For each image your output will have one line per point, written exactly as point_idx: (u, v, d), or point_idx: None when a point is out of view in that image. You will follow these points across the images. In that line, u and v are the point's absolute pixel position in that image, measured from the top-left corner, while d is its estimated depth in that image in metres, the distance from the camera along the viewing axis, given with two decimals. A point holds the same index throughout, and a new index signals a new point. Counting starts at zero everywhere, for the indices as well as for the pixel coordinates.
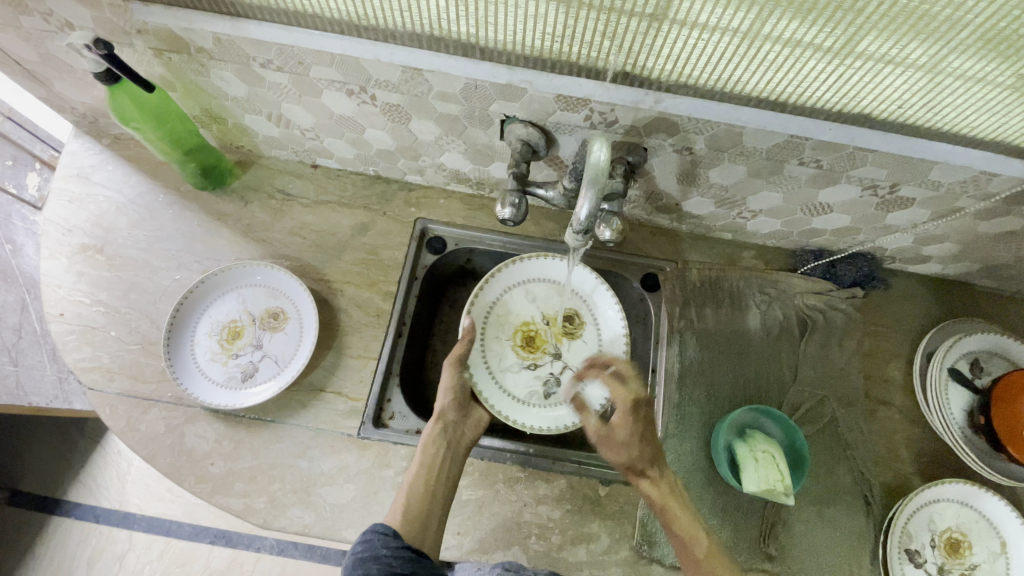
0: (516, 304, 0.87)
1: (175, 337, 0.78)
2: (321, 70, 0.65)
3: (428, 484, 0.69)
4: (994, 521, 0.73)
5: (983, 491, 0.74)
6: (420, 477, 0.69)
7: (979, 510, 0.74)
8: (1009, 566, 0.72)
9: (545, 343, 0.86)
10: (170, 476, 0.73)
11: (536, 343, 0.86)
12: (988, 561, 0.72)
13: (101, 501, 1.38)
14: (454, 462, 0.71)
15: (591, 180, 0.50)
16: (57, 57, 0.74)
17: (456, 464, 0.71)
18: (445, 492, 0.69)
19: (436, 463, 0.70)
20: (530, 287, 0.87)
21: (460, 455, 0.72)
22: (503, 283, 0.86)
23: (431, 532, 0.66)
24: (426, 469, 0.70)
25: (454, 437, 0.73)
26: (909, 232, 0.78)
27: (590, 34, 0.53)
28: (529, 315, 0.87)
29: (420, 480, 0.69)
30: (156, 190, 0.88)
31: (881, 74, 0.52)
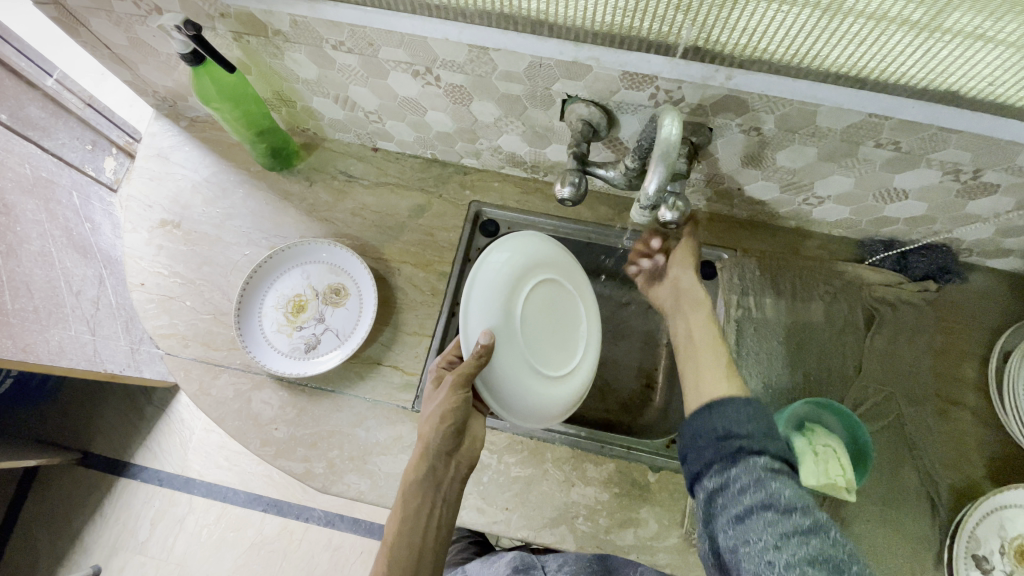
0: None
1: (245, 307, 0.82)
2: (390, 51, 0.66)
3: (415, 541, 0.66)
4: None
5: None
6: (405, 533, 0.66)
7: None
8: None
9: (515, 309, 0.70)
10: (238, 437, 0.78)
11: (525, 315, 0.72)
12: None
13: (164, 466, 1.49)
14: (441, 503, 0.68)
15: (661, 155, 0.50)
16: (144, 40, 0.79)
17: (445, 507, 0.68)
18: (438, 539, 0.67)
19: (422, 515, 0.67)
20: (509, 261, 0.71)
21: (451, 494, 0.68)
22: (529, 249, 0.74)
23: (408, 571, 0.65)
24: (412, 522, 0.67)
25: (445, 472, 0.68)
26: (992, 222, 0.73)
27: (663, 9, 0.52)
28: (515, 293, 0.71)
29: (404, 542, 0.66)
30: (228, 170, 0.93)
31: (973, 50, 0.49)
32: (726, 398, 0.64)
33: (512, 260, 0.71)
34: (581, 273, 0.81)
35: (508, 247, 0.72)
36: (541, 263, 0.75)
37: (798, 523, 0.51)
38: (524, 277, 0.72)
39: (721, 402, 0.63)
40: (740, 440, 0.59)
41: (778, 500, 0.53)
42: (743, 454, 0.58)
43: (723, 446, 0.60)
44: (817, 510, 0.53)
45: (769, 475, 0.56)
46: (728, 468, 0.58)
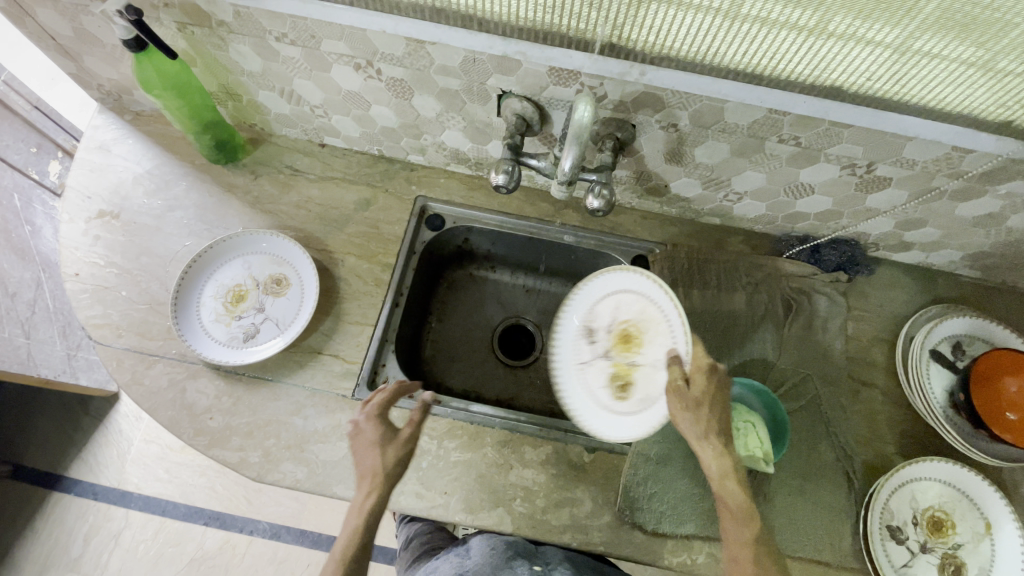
0: (662, 309, 0.76)
1: (183, 297, 0.82)
2: (331, 43, 0.69)
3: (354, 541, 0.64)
4: (975, 502, 0.74)
5: (971, 474, 0.75)
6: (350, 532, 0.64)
7: (962, 491, 0.75)
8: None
9: (630, 350, 0.79)
10: (170, 428, 0.76)
11: (628, 343, 0.79)
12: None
13: (99, 480, 1.41)
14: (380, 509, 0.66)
15: (575, 138, 0.54)
16: (88, 30, 0.80)
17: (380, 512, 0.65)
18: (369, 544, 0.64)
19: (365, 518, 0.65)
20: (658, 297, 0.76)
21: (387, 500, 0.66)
22: (620, 277, 0.80)
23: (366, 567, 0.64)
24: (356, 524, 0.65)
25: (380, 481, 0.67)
26: (890, 215, 0.81)
27: (578, 6, 0.57)
28: (648, 321, 0.78)
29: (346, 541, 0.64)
30: (172, 163, 0.93)
31: (848, 48, 0.56)
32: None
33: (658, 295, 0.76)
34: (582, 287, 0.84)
35: (618, 276, 0.81)
36: (612, 290, 0.82)
37: None
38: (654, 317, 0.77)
39: None
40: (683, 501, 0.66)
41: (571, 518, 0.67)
42: None
43: None
44: None
45: None
46: None
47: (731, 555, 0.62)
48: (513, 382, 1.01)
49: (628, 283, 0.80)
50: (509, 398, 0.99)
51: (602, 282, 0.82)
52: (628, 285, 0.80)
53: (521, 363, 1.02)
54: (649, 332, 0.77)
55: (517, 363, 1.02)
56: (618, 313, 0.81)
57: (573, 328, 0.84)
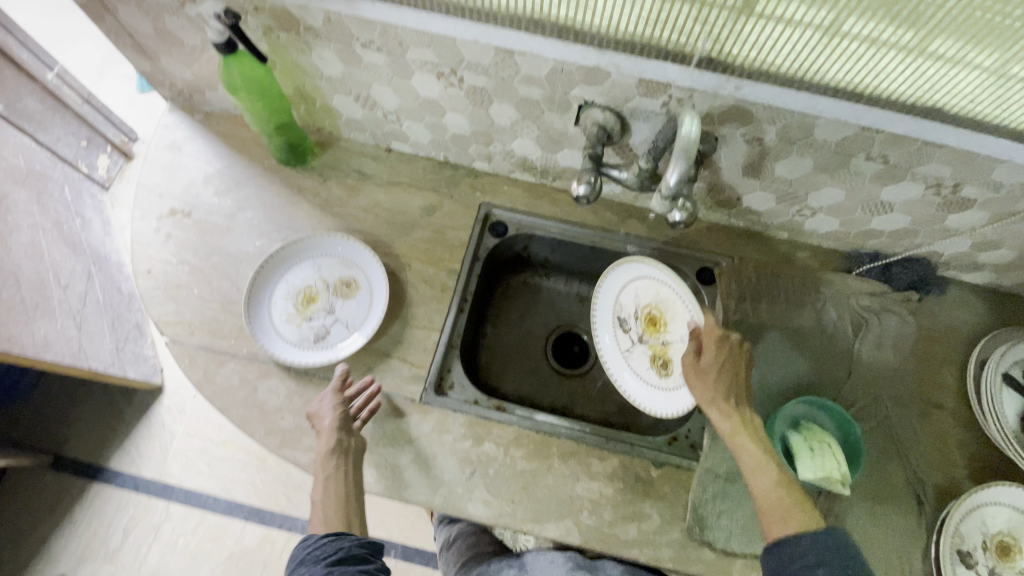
0: (676, 289, 0.86)
1: (255, 296, 0.83)
2: (418, 51, 0.70)
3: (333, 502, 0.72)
4: None
5: None
6: (328, 494, 0.72)
7: None
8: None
9: (660, 332, 0.87)
10: (242, 427, 0.77)
11: (657, 323, 0.88)
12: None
13: (142, 471, 1.44)
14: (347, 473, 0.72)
15: (682, 151, 0.53)
16: (172, 32, 0.82)
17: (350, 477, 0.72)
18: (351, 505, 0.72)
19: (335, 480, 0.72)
20: (670, 284, 0.87)
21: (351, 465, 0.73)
22: (633, 262, 0.88)
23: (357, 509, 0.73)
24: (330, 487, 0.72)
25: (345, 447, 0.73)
26: (968, 236, 0.80)
27: (683, 20, 0.57)
28: (669, 303, 0.87)
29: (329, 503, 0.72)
30: (241, 163, 0.94)
31: (954, 72, 0.55)
32: (790, 537, 0.63)
33: (662, 271, 0.87)
34: (609, 272, 0.89)
35: (639, 261, 0.88)
36: (641, 276, 0.89)
37: None
38: (678, 292, 0.86)
39: (788, 541, 0.63)
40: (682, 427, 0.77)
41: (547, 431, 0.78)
42: None
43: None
44: None
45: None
46: None
47: (767, 519, 0.66)
48: (567, 391, 1.00)
49: (657, 268, 0.87)
50: (563, 406, 0.99)
51: (630, 270, 0.89)
52: (637, 274, 0.89)
53: (576, 372, 1.02)
54: (673, 317, 0.86)
55: (571, 371, 1.02)
56: (637, 297, 0.89)
57: (608, 317, 0.89)
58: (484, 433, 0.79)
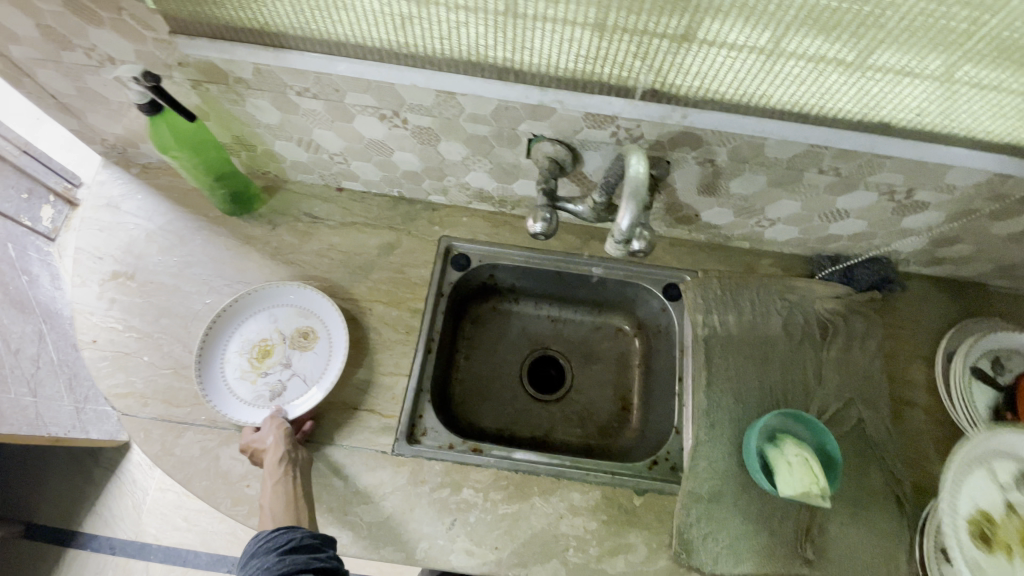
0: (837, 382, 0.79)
1: (207, 354, 0.79)
2: (356, 96, 0.67)
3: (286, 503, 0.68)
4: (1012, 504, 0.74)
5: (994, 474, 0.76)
6: (277, 499, 0.68)
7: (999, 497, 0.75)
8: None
9: None
10: (207, 499, 0.74)
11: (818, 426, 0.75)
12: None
13: (116, 533, 1.38)
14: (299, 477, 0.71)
15: (632, 191, 0.51)
16: (95, 90, 0.77)
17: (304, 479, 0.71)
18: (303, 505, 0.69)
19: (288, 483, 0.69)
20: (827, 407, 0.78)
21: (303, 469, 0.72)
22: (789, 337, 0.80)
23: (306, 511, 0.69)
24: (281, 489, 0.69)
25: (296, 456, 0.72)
26: (924, 235, 0.80)
27: (622, 56, 0.56)
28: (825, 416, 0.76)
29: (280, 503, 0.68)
30: (185, 216, 0.90)
31: (900, 85, 0.55)
32: None
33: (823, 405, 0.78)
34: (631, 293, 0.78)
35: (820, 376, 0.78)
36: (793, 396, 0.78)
37: None
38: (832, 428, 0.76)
39: None
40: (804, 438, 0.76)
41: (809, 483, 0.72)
42: None
43: None
44: None
45: None
46: None
47: None
48: (545, 416, 0.98)
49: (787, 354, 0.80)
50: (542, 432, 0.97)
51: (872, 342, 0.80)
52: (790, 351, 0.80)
53: (552, 399, 0.99)
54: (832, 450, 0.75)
55: (548, 397, 1.00)
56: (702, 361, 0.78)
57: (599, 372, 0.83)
58: (461, 479, 0.77)
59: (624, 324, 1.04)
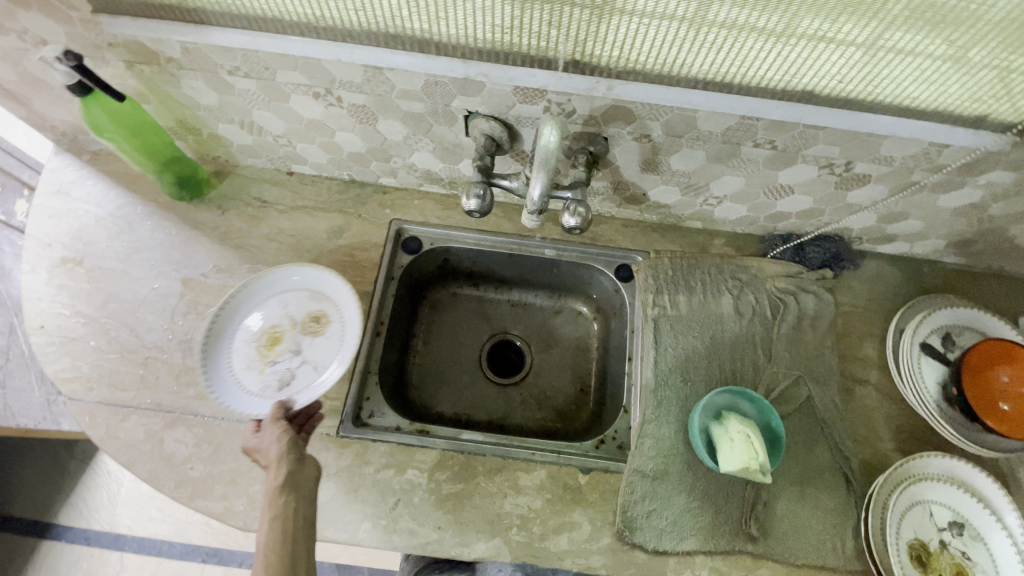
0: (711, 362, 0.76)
1: (210, 345, 0.76)
2: (287, 74, 0.67)
3: (285, 539, 0.59)
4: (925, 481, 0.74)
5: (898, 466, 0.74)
6: (276, 535, 0.59)
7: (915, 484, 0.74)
8: (993, 550, 0.71)
9: None
10: (150, 481, 0.74)
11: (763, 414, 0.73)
12: (966, 545, 0.71)
13: (91, 524, 1.38)
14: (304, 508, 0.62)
15: (542, 162, 0.52)
16: (33, 74, 0.77)
17: (308, 509, 0.63)
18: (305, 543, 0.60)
19: (290, 515, 0.61)
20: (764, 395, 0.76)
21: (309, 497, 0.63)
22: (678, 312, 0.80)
23: (308, 532, 0.61)
24: (283, 523, 0.60)
25: (302, 478, 0.64)
26: (872, 210, 0.80)
27: (537, 25, 0.55)
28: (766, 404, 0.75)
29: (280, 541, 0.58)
30: (135, 202, 0.90)
31: (818, 50, 0.54)
32: None
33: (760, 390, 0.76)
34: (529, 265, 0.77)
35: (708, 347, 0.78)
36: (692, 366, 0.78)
37: None
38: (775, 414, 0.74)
39: None
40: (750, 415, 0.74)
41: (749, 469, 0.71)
42: None
43: None
44: None
45: None
46: None
47: None
48: (503, 400, 0.95)
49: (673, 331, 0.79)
50: (500, 416, 0.94)
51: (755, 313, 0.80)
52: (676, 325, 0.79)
53: (512, 380, 0.97)
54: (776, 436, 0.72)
55: (506, 379, 0.98)
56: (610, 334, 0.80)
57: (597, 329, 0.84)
58: (406, 460, 0.77)
59: (584, 307, 1.01)
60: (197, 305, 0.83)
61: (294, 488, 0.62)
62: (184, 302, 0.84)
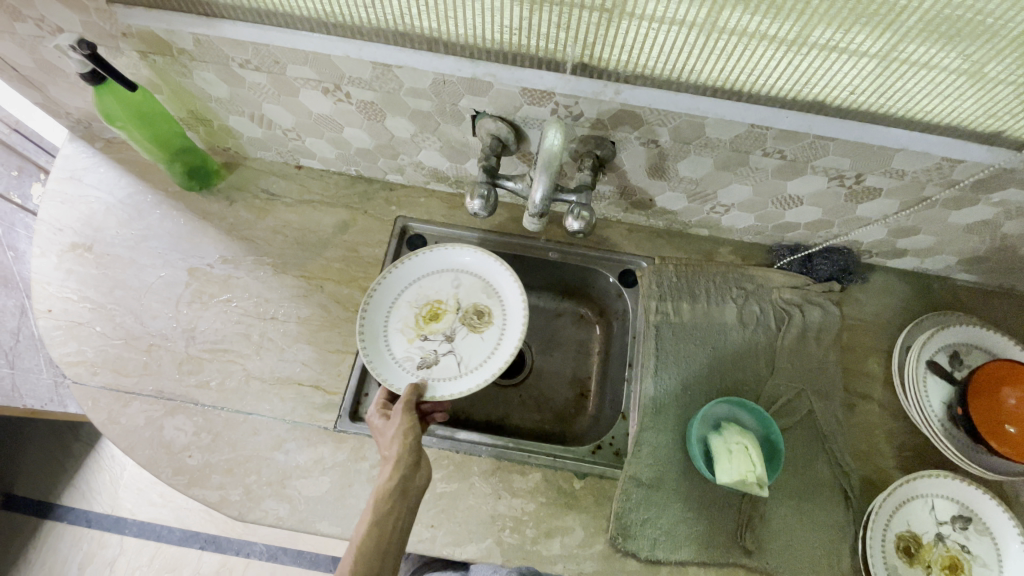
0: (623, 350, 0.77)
1: (378, 296, 0.81)
2: (296, 69, 0.67)
3: (382, 541, 0.60)
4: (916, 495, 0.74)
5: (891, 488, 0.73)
6: (373, 537, 0.60)
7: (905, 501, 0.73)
8: (996, 543, 0.70)
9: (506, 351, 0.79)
10: (149, 467, 0.74)
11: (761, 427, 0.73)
12: (968, 539, 0.71)
13: (93, 506, 1.40)
14: (406, 510, 0.63)
15: (544, 164, 0.52)
16: (49, 61, 0.78)
17: (409, 513, 0.64)
18: (398, 545, 0.62)
19: (391, 518, 0.62)
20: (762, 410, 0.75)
21: (414, 503, 0.64)
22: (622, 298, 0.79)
23: (401, 541, 0.62)
24: (381, 526, 0.61)
25: (413, 484, 0.64)
26: (882, 224, 0.78)
27: (546, 27, 0.55)
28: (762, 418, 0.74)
29: (376, 540, 0.60)
30: (145, 191, 0.91)
31: (830, 61, 0.53)
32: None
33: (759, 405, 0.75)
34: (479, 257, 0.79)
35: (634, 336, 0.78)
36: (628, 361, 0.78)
37: None
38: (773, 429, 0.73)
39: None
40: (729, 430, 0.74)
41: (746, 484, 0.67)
42: None
43: None
44: None
45: None
46: None
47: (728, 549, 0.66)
48: (501, 401, 0.95)
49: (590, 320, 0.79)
50: (498, 417, 0.94)
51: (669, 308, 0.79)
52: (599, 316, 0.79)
53: (512, 381, 0.96)
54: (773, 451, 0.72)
55: (506, 380, 0.97)
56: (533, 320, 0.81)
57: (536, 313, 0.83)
58: None
59: (587, 311, 0.99)
60: (202, 295, 0.84)
61: (404, 494, 0.64)
62: (189, 292, 0.84)
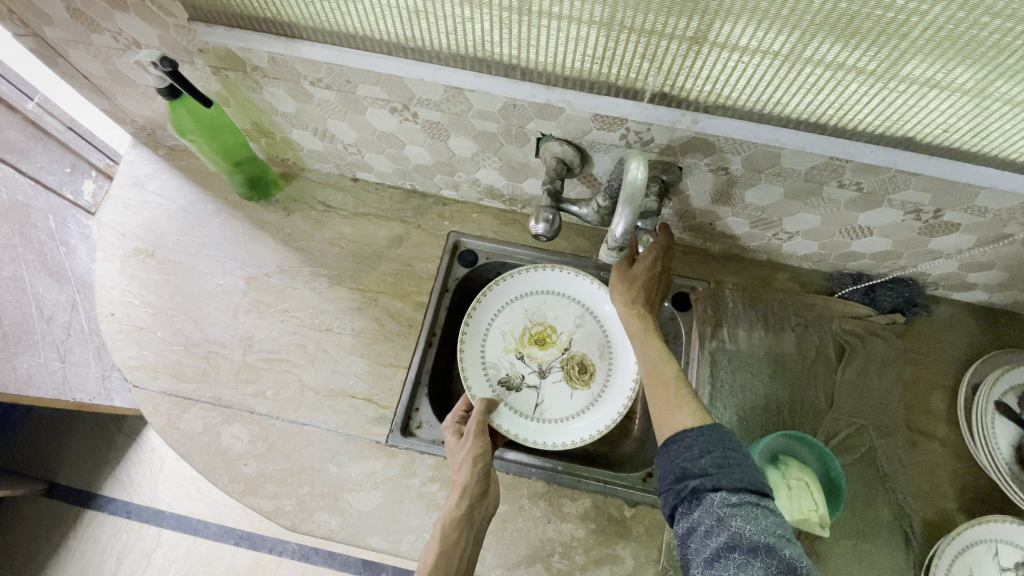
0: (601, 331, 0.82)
1: (507, 288, 0.87)
2: (367, 88, 0.67)
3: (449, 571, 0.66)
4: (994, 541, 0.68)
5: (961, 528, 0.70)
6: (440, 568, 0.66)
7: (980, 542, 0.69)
8: None
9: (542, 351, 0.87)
10: (206, 474, 0.76)
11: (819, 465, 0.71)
12: None
13: (133, 498, 1.43)
14: (472, 540, 0.68)
15: (628, 198, 0.51)
16: (122, 72, 0.80)
17: (475, 544, 0.69)
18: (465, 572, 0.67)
19: (456, 550, 0.67)
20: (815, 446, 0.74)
21: (480, 531, 0.69)
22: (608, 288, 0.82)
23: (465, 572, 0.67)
24: (447, 558, 0.66)
25: (478, 515, 0.69)
26: (953, 258, 0.76)
27: (629, 56, 0.54)
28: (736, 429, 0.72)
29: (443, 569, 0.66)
30: (205, 199, 0.92)
31: (926, 98, 0.52)
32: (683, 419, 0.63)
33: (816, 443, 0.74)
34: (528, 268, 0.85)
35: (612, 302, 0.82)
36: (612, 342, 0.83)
37: (767, 563, 0.49)
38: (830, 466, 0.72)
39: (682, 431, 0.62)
40: (698, 479, 0.58)
41: (743, 538, 0.51)
42: (701, 493, 0.57)
43: (682, 489, 0.58)
44: (783, 545, 0.50)
45: (730, 512, 0.54)
46: (693, 510, 0.57)
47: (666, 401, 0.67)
48: None
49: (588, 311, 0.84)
50: None
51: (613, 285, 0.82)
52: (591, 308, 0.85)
53: None
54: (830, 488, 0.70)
55: None
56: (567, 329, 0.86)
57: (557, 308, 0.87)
58: None
59: None
60: (259, 304, 0.86)
61: (468, 528, 0.68)
62: (246, 301, 0.86)
